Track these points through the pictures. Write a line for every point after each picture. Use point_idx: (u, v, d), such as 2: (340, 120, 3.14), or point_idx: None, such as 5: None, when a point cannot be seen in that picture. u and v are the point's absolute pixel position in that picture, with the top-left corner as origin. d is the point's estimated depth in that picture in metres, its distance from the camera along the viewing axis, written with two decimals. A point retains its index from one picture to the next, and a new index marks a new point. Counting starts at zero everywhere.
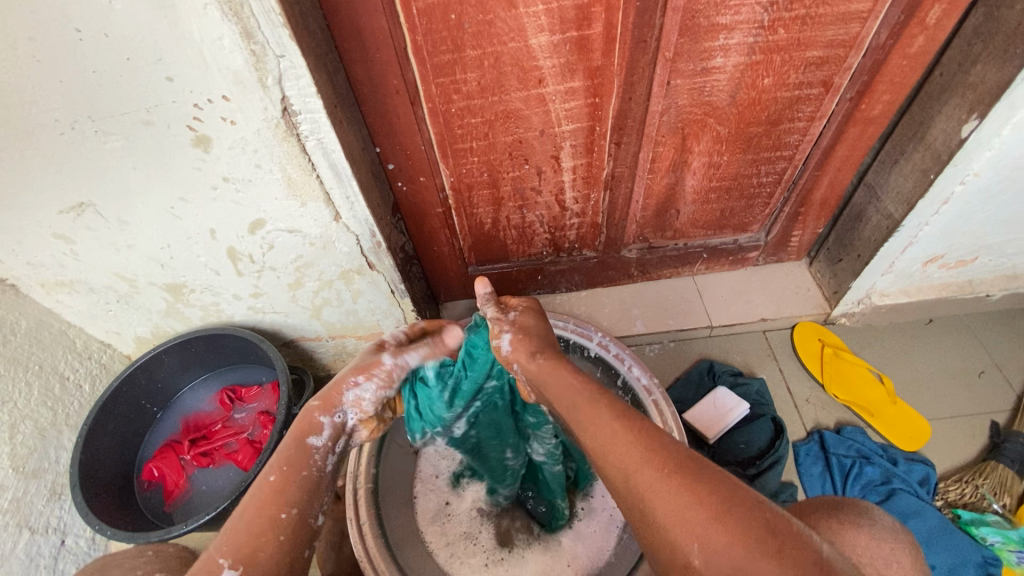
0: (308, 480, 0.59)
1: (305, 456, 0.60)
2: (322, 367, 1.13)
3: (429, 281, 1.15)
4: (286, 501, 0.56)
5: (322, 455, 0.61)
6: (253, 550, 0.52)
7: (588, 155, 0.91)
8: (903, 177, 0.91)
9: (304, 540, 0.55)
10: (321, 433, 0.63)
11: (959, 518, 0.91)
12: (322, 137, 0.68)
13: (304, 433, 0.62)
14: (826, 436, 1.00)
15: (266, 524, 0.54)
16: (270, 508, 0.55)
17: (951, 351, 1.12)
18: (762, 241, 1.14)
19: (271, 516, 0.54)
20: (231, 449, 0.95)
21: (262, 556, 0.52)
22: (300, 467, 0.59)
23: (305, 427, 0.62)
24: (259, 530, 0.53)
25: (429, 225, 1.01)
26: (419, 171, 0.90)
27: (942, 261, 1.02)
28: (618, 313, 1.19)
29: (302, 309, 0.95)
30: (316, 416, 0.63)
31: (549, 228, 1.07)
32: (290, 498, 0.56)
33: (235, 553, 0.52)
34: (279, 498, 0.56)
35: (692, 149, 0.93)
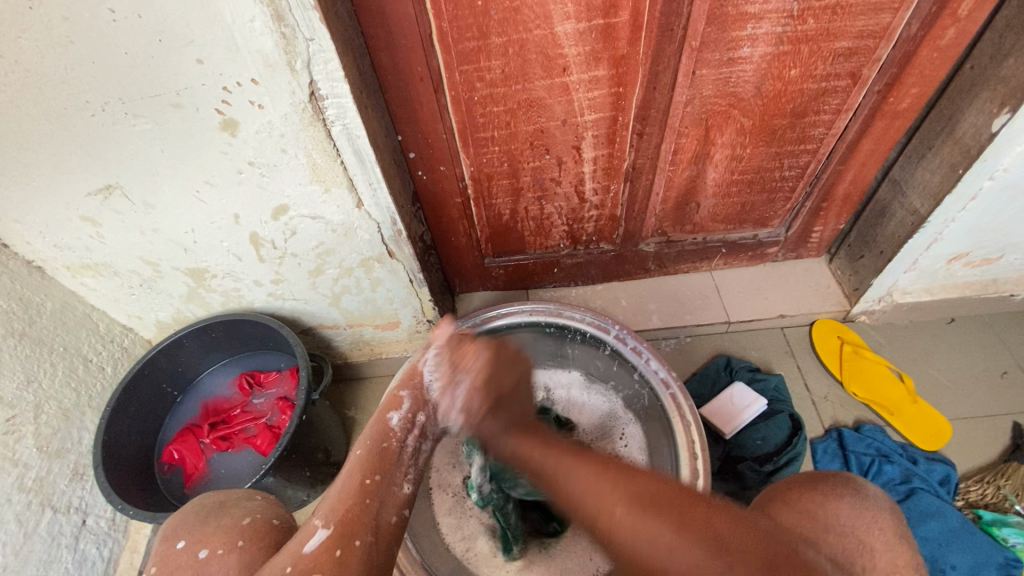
0: (390, 452, 0.61)
1: (386, 429, 0.63)
2: (339, 356, 1.13)
3: (445, 271, 1.15)
4: (372, 467, 0.59)
5: (401, 429, 0.64)
6: (346, 513, 0.53)
7: (610, 146, 0.91)
8: (930, 172, 0.89)
9: (390, 509, 0.56)
10: (401, 407, 0.66)
11: (980, 519, 0.89)
12: (348, 122, 0.68)
13: (386, 410, 0.66)
14: (844, 433, 1.00)
15: (357, 488, 0.56)
16: (357, 474, 0.57)
17: (973, 350, 1.10)
18: (782, 237, 1.13)
19: (358, 482, 0.57)
20: (250, 433, 0.96)
21: (353, 518, 0.53)
22: (380, 440, 0.62)
23: (387, 403, 0.66)
24: (350, 493, 0.55)
25: (448, 216, 1.01)
26: (440, 160, 0.90)
27: (967, 258, 1.00)
28: (634, 307, 1.19)
29: (321, 296, 0.96)
30: (397, 392, 0.68)
31: (568, 221, 1.07)
32: (377, 466, 0.59)
33: (329, 515, 0.53)
34: (367, 465, 0.58)
35: (715, 141, 0.92)
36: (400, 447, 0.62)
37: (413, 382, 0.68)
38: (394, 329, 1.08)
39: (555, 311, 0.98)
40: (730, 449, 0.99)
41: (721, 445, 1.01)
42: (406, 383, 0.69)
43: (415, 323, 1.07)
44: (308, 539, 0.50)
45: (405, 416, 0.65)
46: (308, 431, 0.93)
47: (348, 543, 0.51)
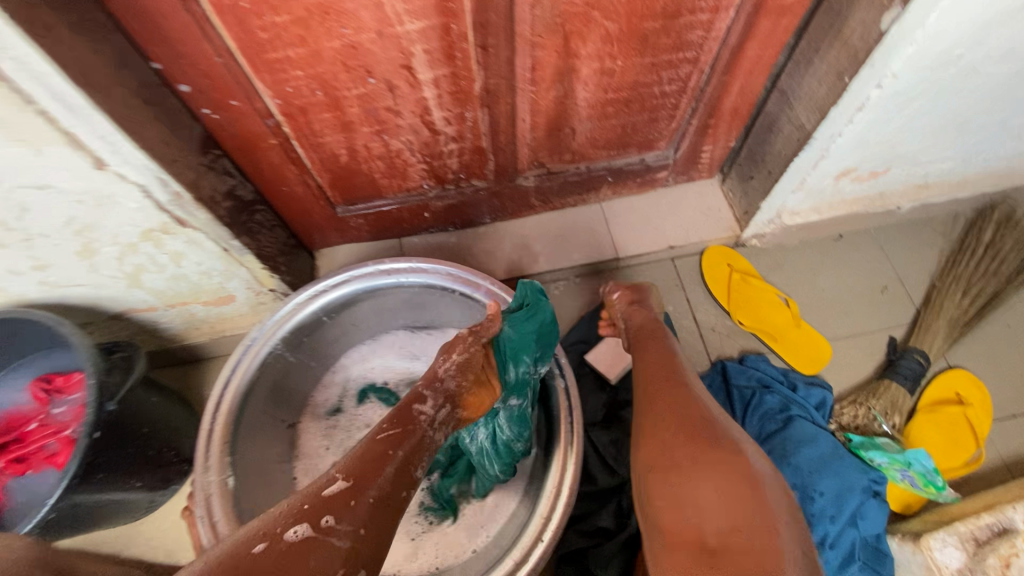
0: (418, 432, 0.65)
1: (412, 414, 0.66)
2: (172, 339, 0.95)
3: (291, 227, 0.97)
4: (397, 442, 0.62)
5: (426, 419, 0.67)
6: (362, 468, 0.57)
7: (450, 63, 0.72)
8: (817, 81, 0.78)
9: (401, 487, 0.58)
10: (426, 401, 0.68)
11: (850, 442, 0.89)
12: (12, 52, 0.46)
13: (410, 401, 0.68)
14: (728, 366, 0.96)
15: (377, 455, 0.60)
16: (382, 444, 0.61)
17: (858, 267, 1.08)
18: (670, 159, 1.02)
19: (382, 450, 0.60)
20: (53, 451, 0.79)
21: (373, 477, 0.57)
22: (408, 423, 0.65)
23: (412, 395, 0.69)
24: (372, 456, 0.59)
25: (268, 162, 0.82)
26: (227, 93, 0.69)
27: (855, 174, 0.93)
28: (518, 249, 1.07)
29: (111, 278, 0.77)
30: (421, 388, 0.70)
31: (423, 157, 0.89)
32: (399, 443, 0.62)
33: (348, 471, 0.57)
34: (390, 439, 0.62)
35: (579, 53, 0.76)
36: (424, 433, 0.65)
37: (433, 382, 0.71)
38: (230, 303, 0.91)
39: (416, 268, 0.86)
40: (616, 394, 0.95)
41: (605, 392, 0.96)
42: (427, 382, 0.71)
43: (253, 294, 0.90)
44: (328, 485, 0.55)
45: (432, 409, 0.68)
46: (121, 442, 0.76)
47: (363, 496, 0.55)
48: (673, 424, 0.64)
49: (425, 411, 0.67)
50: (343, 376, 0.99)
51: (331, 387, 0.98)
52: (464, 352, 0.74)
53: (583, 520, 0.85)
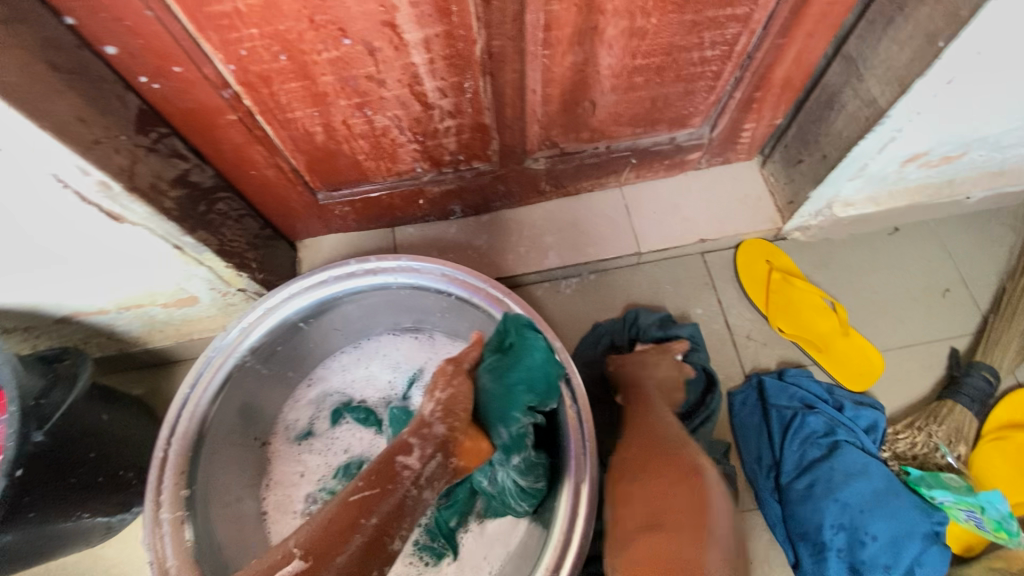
0: (397, 495, 0.52)
1: (393, 472, 0.53)
2: (133, 342, 0.84)
3: (265, 215, 0.85)
4: (370, 508, 0.50)
5: (410, 476, 0.53)
6: (322, 544, 0.47)
7: (445, 20, 0.58)
8: (898, 45, 0.63)
9: (374, 565, 0.48)
10: (411, 453, 0.55)
11: (908, 477, 0.77)
12: None
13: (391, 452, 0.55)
14: (767, 383, 0.84)
15: (346, 525, 0.49)
16: (351, 509, 0.50)
17: (916, 265, 0.94)
18: (705, 138, 0.87)
19: (351, 518, 0.49)
20: None
21: (328, 559, 0.47)
22: (387, 481, 0.52)
23: (394, 445, 0.55)
24: (336, 529, 0.49)
25: (229, 141, 0.68)
26: (165, 56, 0.55)
27: (926, 159, 0.78)
28: (526, 241, 0.94)
29: (42, 281, 0.65)
30: (404, 436, 0.56)
31: (415, 136, 0.76)
32: (377, 507, 0.50)
33: (306, 545, 0.48)
34: (362, 504, 0.50)
35: (604, 7, 0.61)
36: (403, 496, 0.52)
37: (422, 425, 0.57)
38: (194, 305, 0.79)
39: (403, 267, 0.73)
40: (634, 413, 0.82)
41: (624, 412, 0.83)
42: (412, 428, 0.57)
43: (220, 294, 0.78)
44: (281, 570, 0.47)
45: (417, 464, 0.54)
46: (61, 471, 0.66)
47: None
48: (641, 443, 0.63)
49: (408, 467, 0.53)
50: (315, 398, 0.86)
51: (300, 413, 0.85)
52: (448, 389, 0.62)
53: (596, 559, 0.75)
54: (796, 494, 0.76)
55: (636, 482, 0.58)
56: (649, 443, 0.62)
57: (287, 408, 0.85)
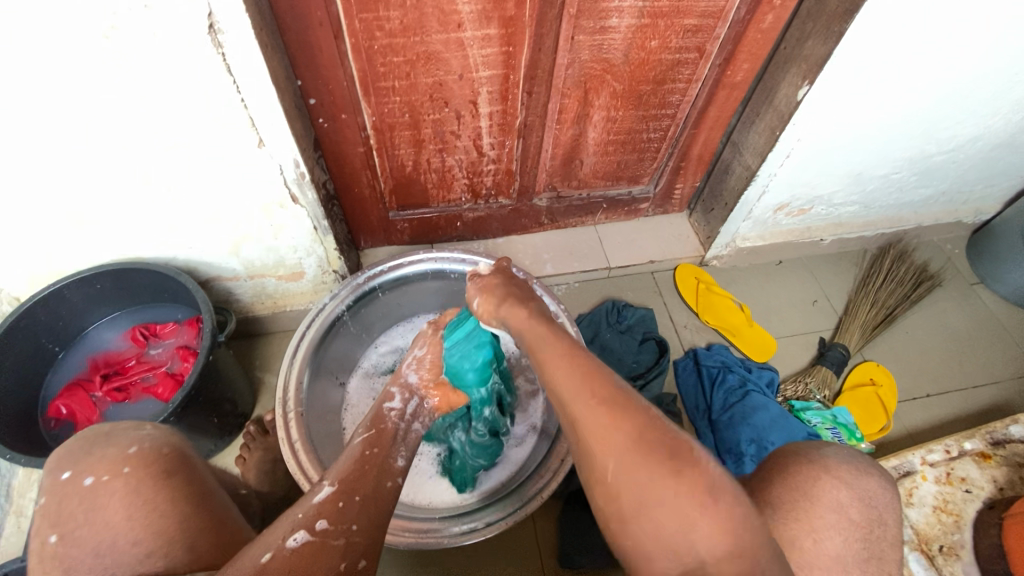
0: (388, 430, 0.76)
1: (382, 414, 0.78)
2: (240, 310, 1.12)
3: (349, 225, 1.19)
4: (372, 443, 0.72)
5: (396, 414, 0.79)
6: (353, 468, 0.67)
7: (503, 102, 1.00)
8: (758, 135, 1.10)
9: (387, 475, 0.69)
10: (393, 400, 0.81)
11: (792, 409, 1.14)
12: (248, 58, 0.69)
13: (380, 402, 0.80)
14: (699, 351, 1.20)
15: (359, 455, 0.70)
16: (360, 447, 0.71)
17: (794, 285, 1.37)
18: (651, 193, 1.31)
19: (360, 451, 0.70)
20: (149, 383, 0.93)
21: (352, 478, 0.66)
22: (378, 424, 0.76)
23: (380, 398, 0.81)
24: (353, 459, 0.69)
25: (350, 166, 1.05)
26: (341, 108, 0.93)
27: (788, 209, 1.25)
28: (530, 257, 1.32)
29: (220, 244, 0.95)
30: (388, 388, 0.83)
31: (467, 174, 1.15)
32: (376, 441, 0.73)
33: (337, 473, 0.66)
34: (366, 441, 0.72)
35: (593, 103, 1.05)
36: (395, 427, 0.77)
37: (400, 381, 0.84)
38: (299, 280, 1.09)
39: (456, 257, 1.07)
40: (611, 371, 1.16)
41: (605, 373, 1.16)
42: (394, 381, 0.84)
43: (320, 273, 1.10)
44: (318, 492, 0.63)
45: (399, 406, 0.80)
46: (212, 378, 0.93)
47: (349, 497, 0.63)
48: (601, 416, 0.51)
49: (394, 408, 0.80)
50: (387, 347, 1.20)
51: (377, 357, 1.19)
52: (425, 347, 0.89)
53: None
54: (723, 422, 1.11)
55: (650, 492, 0.48)
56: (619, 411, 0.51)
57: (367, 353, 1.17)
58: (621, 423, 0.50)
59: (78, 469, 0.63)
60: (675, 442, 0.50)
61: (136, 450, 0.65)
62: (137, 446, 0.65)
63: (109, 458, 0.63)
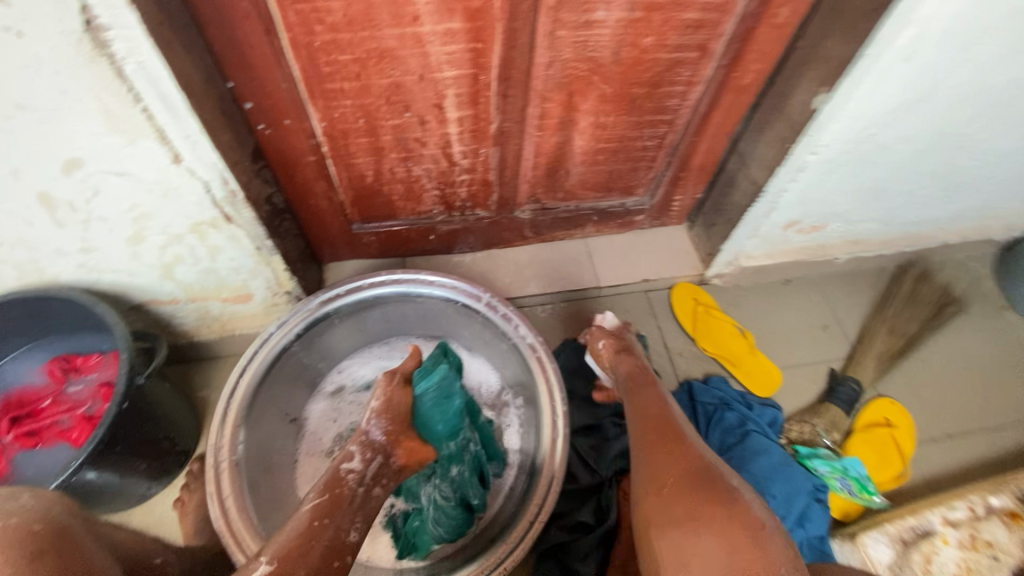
0: (342, 497, 0.63)
1: (338, 478, 0.65)
2: (184, 334, 1.01)
3: (308, 238, 1.07)
4: (322, 511, 0.61)
5: (354, 478, 0.65)
6: (290, 549, 0.57)
7: (474, 106, 0.87)
8: (767, 146, 0.96)
9: (334, 555, 0.58)
10: (352, 459, 0.67)
11: (798, 453, 1.02)
12: (144, 60, 0.57)
13: (337, 463, 0.67)
14: (694, 385, 1.08)
15: (305, 528, 0.59)
16: (309, 516, 0.60)
17: (804, 308, 1.24)
18: (647, 205, 1.18)
19: (307, 523, 0.60)
20: (65, 427, 0.83)
21: (293, 558, 0.56)
22: (334, 487, 0.64)
23: (339, 457, 0.67)
24: (298, 535, 0.58)
25: (302, 176, 0.92)
26: (284, 113, 0.81)
27: (799, 226, 1.11)
28: (511, 274, 1.19)
29: (148, 267, 0.83)
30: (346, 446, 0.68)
31: (438, 185, 1.02)
32: (328, 510, 0.61)
33: (275, 551, 0.57)
34: (317, 510, 0.61)
35: (579, 108, 0.92)
36: (351, 494, 0.63)
37: (360, 438, 0.69)
38: (247, 302, 0.98)
39: (421, 279, 0.95)
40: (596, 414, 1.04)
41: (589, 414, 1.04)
42: (354, 438, 0.69)
43: (271, 295, 0.98)
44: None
45: (359, 466, 0.66)
46: (138, 420, 0.82)
47: None
48: (682, 477, 0.68)
49: (352, 471, 0.66)
50: (362, 362, 1.09)
51: (353, 373, 1.08)
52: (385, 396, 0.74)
53: (565, 517, 0.93)
54: None
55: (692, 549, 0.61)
56: (677, 440, 0.74)
57: (339, 369, 1.07)
58: (681, 475, 0.68)
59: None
60: (718, 489, 0.65)
61: (4, 525, 0.50)
62: (5, 521, 0.51)
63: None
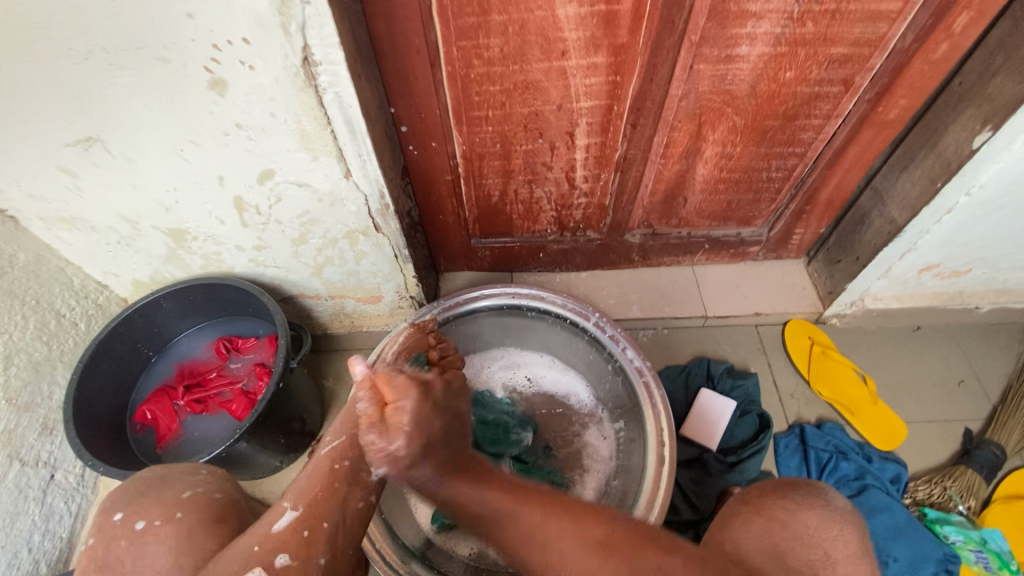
0: (361, 438, 0.61)
1: (360, 414, 0.64)
2: (318, 326, 1.13)
3: (431, 249, 1.15)
4: (341, 454, 0.58)
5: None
6: (315, 492, 0.53)
7: (603, 134, 0.91)
8: (910, 184, 0.91)
9: (359, 493, 0.55)
10: (371, 405, 0.66)
11: (925, 516, 0.94)
12: (340, 90, 0.67)
13: (356, 403, 0.66)
14: (807, 429, 1.03)
15: (325, 472, 0.56)
16: (327, 460, 0.57)
17: (935, 358, 1.14)
18: (764, 237, 1.15)
19: (327, 467, 0.56)
20: (226, 398, 0.96)
21: (321, 501, 0.53)
22: (351, 428, 0.62)
23: (356, 401, 0.66)
24: (319, 479, 0.55)
25: (437, 192, 1.01)
26: (432, 136, 0.89)
27: (938, 270, 1.03)
28: (615, 296, 1.20)
29: (303, 265, 0.95)
30: (369, 389, 0.68)
31: (556, 206, 1.07)
32: (346, 451, 0.58)
33: (298, 496, 0.53)
34: (335, 451, 0.58)
35: (707, 137, 0.93)
36: None
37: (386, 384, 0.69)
38: (377, 303, 1.07)
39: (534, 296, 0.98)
40: (701, 451, 1.01)
41: (691, 447, 1.02)
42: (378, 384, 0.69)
43: (397, 298, 1.07)
44: (276, 519, 0.50)
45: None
46: (283, 399, 0.93)
47: (316, 524, 0.51)
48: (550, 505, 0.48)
49: None
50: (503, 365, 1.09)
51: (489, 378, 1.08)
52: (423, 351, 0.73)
53: None
54: None
55: None
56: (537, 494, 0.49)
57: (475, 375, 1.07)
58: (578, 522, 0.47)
59: (130, 511, 0.54)
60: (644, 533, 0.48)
61: (190, 494, 0.56)
62: (190, 491, 0.56)
63: (163, 503, 0.54)
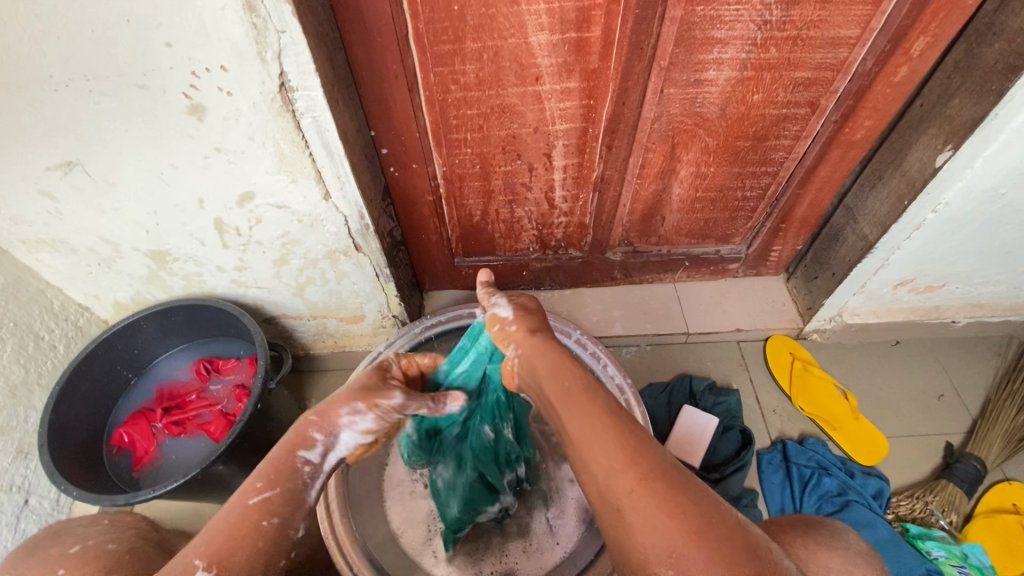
0: (295, 491, 0.57)
1: (293, 469, 0.58)
2: (302, 346, 1.13)
3: (415, 268, 1.16)
4: (270, 509, 0.54)
5: (310, 470, 0.59)
6: (230, 554, 0.51)
7: (580, 155, 0.93)
8: (879, 202, 0.93)
9: (281, 553, 0.54)
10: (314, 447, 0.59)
11: (907, 532, 0.94)
12: (317, 115, 0.69)
13: (294, 445, 0.58)
14: (789, 445, 1.04)
15: (249, 528, 0.53)
16: (253, 514, 0.53)
17: (915, 373, 1.15)
18: (742, 254, 1.17)
19: (252, 523, 0.53)
20: (204, 420, 0.95)
21: (234, 565, 0.51)
22: (284, 480, 0.57)
23: (295, 439, 0.59)
24: (241, 534, 0.52)
25: (419, 213, 1.02)
26: (412, 158, 0.91)
27: (912, 285, 1.05)
28: (598, 314, 1.21)
29: (285, 286, 0.95)
30: (308, 429, 0.59)
31: (537, 226, 1.09)
32: (278, 506, 0.55)
33: (213, 555, 0.51)
34: (263, 506, 0.54)
35: (681, 158, 0.95)
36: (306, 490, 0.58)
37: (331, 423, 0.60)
38: (359, 322, 1.08)
39: None
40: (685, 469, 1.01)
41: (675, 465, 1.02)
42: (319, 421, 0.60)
43: (379, 317, 1.07)
44: None
45: (319, 459, 0.59)
46: (264, 421, 0.92)
47: None
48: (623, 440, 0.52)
49: (310, 462, 0.59)
50: None
51: None
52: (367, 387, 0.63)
53: None
54: None
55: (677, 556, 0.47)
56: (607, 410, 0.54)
57: None
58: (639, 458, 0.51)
59: None
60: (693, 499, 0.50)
61: None
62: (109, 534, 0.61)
63: None
